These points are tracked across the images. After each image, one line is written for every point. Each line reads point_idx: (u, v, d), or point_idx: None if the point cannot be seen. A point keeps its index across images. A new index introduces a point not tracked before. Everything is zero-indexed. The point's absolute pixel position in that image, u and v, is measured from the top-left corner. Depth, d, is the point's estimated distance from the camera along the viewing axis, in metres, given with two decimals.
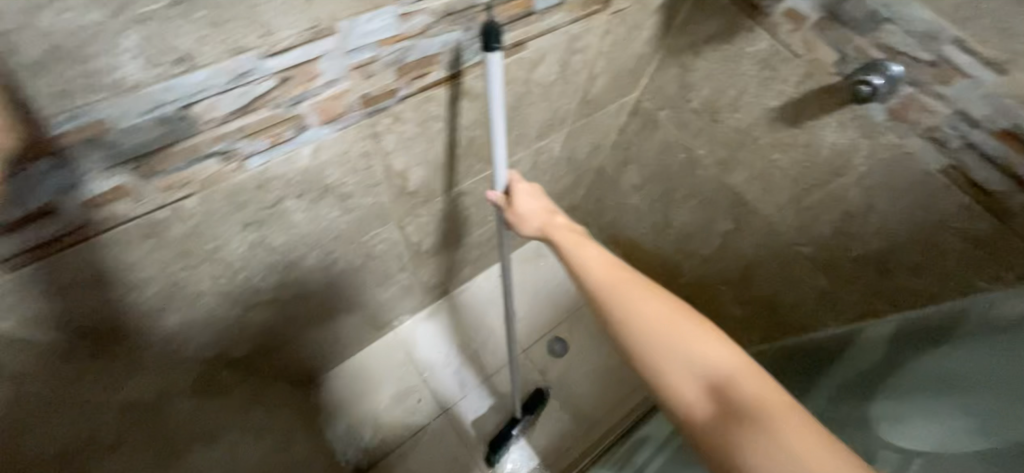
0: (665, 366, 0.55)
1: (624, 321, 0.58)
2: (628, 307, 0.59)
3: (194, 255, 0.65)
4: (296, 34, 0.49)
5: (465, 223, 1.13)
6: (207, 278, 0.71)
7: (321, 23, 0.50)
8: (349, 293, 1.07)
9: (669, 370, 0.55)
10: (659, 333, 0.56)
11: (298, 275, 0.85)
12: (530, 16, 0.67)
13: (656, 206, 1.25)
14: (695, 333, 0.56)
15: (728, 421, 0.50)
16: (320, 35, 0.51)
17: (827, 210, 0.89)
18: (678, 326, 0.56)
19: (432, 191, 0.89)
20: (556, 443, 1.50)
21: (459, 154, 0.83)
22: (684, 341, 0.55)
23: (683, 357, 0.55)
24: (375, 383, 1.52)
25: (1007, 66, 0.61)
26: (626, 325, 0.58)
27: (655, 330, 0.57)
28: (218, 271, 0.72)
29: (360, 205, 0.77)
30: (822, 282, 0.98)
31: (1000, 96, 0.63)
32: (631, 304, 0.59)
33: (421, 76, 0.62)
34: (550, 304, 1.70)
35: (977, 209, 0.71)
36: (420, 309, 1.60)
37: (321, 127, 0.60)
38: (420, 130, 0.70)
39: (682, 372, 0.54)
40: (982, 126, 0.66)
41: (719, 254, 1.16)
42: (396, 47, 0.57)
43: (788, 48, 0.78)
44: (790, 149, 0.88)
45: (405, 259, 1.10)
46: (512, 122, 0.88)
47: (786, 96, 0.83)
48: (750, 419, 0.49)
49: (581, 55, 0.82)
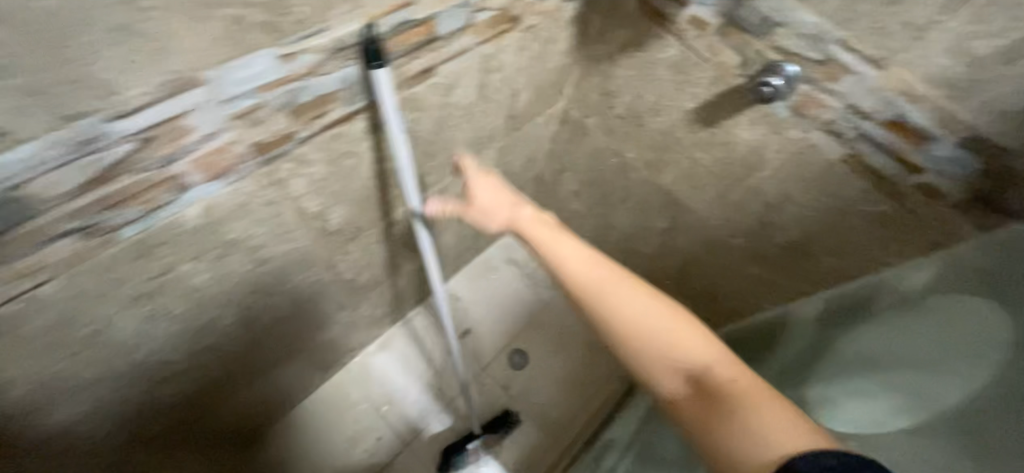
0: (648, 362, 0.53)
1: (609, 320, 0.55)
2: (598, 297, 0.56)
3: (67, 342, 0.58)
4: (148, 91, 0.44)
5: (404, 251, 1.08)
6: (95, 362, 0.64)
7: (180, 75, 0.45)
8: (283, 343, 0.98)
9: (654, 366, 0.53)
10: (636, 324, 0.54)
11: (214, 337, 0.77)
12: (435, 41, 0.64)
13: (596, 211, 1.27)
14: (668, 324, 0.54)
15: (710, 413, 0.49)
16: (182, 88, 0.46)
17: (749, 203, 0.93)
18: (662, 324, 0.54)
19: (359, 227, 0.83)
20: (526, 458, 1.48)
21: (382, 186, 0.78)
22: (665, 337, 0.53)
23: (662, 352, 0.53)
24: (329, 427, 1.43)
25: (883, 63, 0.66)
26: (607, 324, 0.55)
27: (636, 328, 0.54)
28: (107, 351, 0.64)
29: (276, 253, 0.71)
30: (754, 269, 1.03)
31: (883, 89, 0.68)
32: (610, 301, 0.56)
33: (321, 115, 0.58)
34: (505, 317, 1.67)
35: (876, 193, 0.77)
36: (370, 342, 1.52)
37: (208, 184, 0.54)
38: (331, 169, 0.65)
39: (665, 368, 0.53)
40: (872, 117, 0.71)
41: (660, 252, 1.19)
42: (283, 90, 0.53)
43: (696, 53, 0.81)
44: (710, 148, 0.91)
45: (342, 298, 1.03)
46: (436, 146, 0.84)
47: (698, 99, 0.86)
48: (730, 411, 0.48)
49: (498, 74, 0.81)
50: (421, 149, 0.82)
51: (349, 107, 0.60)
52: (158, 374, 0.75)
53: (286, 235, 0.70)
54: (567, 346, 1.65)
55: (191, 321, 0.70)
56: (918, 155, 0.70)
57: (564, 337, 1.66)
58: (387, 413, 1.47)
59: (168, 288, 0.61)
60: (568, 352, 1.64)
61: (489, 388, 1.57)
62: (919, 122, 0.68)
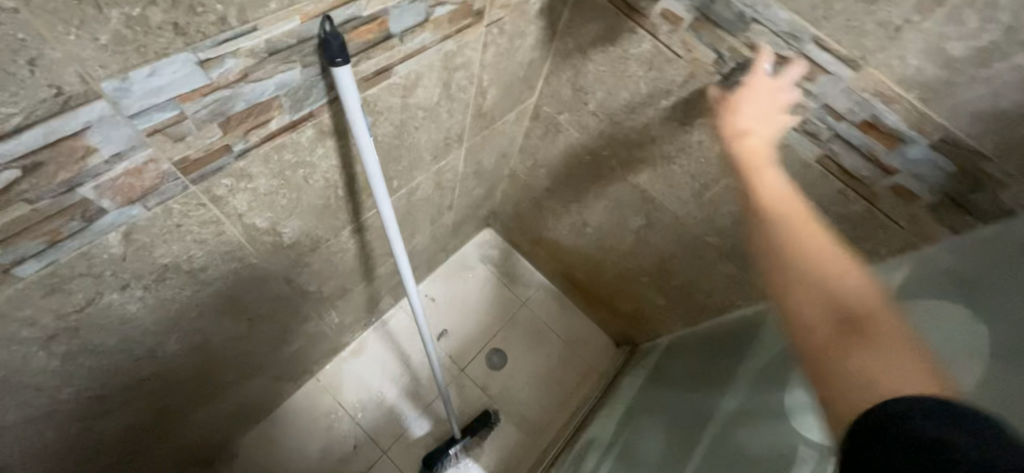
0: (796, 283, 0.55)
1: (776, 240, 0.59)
2: (792, 231, 0.59)
3: None
4: (25, 113, 0.36)
5: (372, 257, 1.03)
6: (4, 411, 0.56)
7: (67, 90, 0.37)
8: (245, 359, 0.92)
9: (801, 290, 0.55)
10: (797, 251, 0.57)
11: (161, 362, 0.71)
12: (389, 40, 0.58)
13: (571, 207, 1.29)
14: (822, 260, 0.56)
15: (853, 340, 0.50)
16: (74, 104, 0.37)
17: (726, 201, 0.93)
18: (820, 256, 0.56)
19: (319, 237, 0.78)
20: (506, 459, 1.46)
21: (343, 193, 0.73)
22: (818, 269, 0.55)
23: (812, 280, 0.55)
24: (301, 438, 1.37)
25: (860, 62, 0.64)
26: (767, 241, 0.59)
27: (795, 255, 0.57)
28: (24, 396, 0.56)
29: (224, 272, 0.65)
30: (729, 267, 1.04)
31: (856, 91, 0.67)
32: (778, 228, 0.60)
33: (260, 124, 0.52)
34: (483, 316, 1.64)
35: (849, 194, 0.77)
36: (344, 347, 1.47)
37: (124, 208, 0.47)
38: (280, 180, 0.60)
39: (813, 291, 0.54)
40: (846, 119, 0.70)
41: (636, 248, 1.23)
42: (208, 100, 0.46)
43: (670, 48, 0.78)
44: (686, 146, 0.89)
45: (308, 309, 0.98)
46: (400, 149, 0.80)
47: (673, 96, 0.84)
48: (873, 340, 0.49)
49: (463, 71, 0.76)
50: (384, 152, 0.76)
51: (293, 115, 0.54)
52: (93, 409, 0.67)
53: (235, 251, 0.64)
54: (546, 343, 1.64)
55: (130, 351, 0.63)
56: (892, 157, 0.70)
57: (543, 335, 1.65)
58: (363, 420, 1.43)
59: (98, 318, 0.55)
60: (547, 349, 1.63)
61: (468, 391, 1.54)
62: (894, 123, 0.67)
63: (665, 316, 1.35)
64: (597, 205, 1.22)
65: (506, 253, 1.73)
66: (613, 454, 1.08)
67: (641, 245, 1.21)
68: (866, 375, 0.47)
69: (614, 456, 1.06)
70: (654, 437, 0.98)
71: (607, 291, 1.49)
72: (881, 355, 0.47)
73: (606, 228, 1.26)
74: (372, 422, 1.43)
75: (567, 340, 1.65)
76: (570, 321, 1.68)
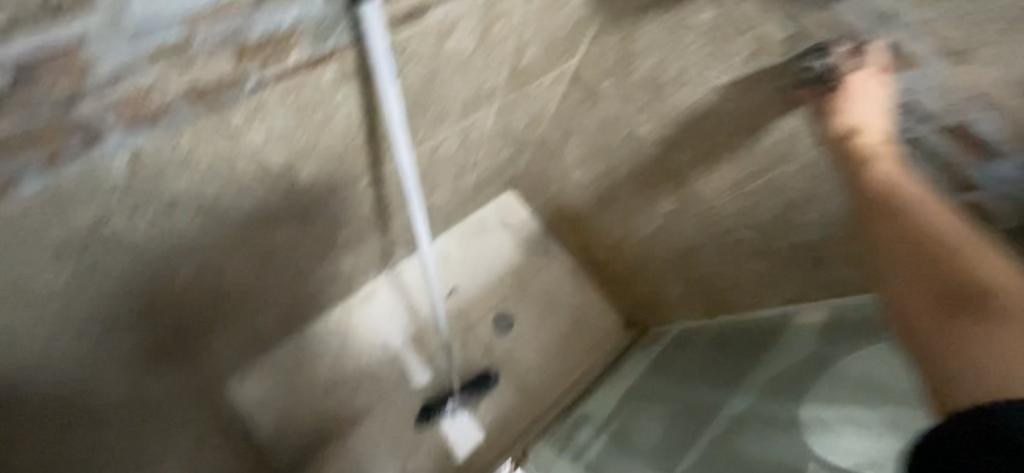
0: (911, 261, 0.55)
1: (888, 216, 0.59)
2: (920, 211, 0.57)
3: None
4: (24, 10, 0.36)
5: (389, 209, 1.01)
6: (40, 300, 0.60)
7: None
8: (259, 293, 0.94)
9: (910, 267, 0.55)
10: (908, 234, 0.56)
11: (173, 285, 0.72)
12: None
13: (599, 181, 1.25)
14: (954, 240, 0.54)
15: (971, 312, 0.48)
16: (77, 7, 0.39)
17: (769, 196, 0.86)
18: (969, 242, 0.53)
19: (338, 184, 0.76)
20: (500, 417, 1.50)
21: (366, 143, 0.70)
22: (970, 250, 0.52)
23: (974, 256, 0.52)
24: (308, 372, 1.41)
25: (963, 54, 0.60)
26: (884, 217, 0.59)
27: (934, 231, 0.55)
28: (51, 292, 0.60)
29: (238, 209, 0.65)
30: (760, 266, 0.99)
31: (951, 88, 0.63)
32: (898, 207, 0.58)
33: (281, 57, 0.49)
34: (495, 279, 1.63)
35: None
36: (356, 292, 1.47)
37: (129, 134, 0.46)
38: (297, 121, 0.57)
39: (920, 274, 0.54)
40: (929, 121, 0.66)
41: (663, 233, 1.17)
42: (218, 26, 0.45)
43: (733, 23, 0.71)
44: (736, 132, 0.82)
45: (323, 253, 0.98)
46: (429, 101, 0.75)
47: (730, 74, 0.76)
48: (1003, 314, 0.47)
49: (502, 23, 0.70)
50: (410, 103, 0.72)
51: (320, 49, 0.51)
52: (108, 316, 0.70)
53: (250, 189, 0.62)
54: (556, 313, 1.62)
55: (142, 270, 0.65)
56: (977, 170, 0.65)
57: (552, 306, 1.63)
58: (369, 362, 1.47)
59: (110, 236, 0.55)
60: (554, 321, 1.61)
61: (472, 350, 1.55)
62: (984, 131, 0.63)
63: (678, 307, 1.31)
64: (627, 183, 1.16)
65: (526, 222, 1.66)
66: (608, 431, 1.07)
67: (667, 231, 1.15)
68: (981, 365, 0.45)
69: (609, 435, 1.06)
70: (653, 422, 0.99)
71: (625, 272, 1.45)
72: (1003, 343, 0.45)
73: (633, 208, 1.21)
74: (376, 366, 1.47)
75: (575, 316, 1.63)
76: (581, 297, 1.64)
